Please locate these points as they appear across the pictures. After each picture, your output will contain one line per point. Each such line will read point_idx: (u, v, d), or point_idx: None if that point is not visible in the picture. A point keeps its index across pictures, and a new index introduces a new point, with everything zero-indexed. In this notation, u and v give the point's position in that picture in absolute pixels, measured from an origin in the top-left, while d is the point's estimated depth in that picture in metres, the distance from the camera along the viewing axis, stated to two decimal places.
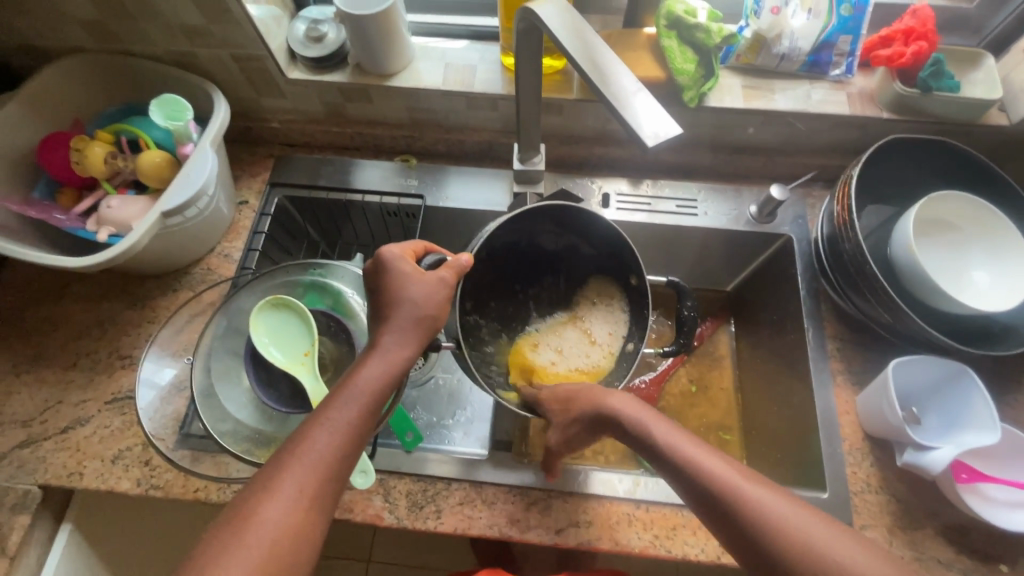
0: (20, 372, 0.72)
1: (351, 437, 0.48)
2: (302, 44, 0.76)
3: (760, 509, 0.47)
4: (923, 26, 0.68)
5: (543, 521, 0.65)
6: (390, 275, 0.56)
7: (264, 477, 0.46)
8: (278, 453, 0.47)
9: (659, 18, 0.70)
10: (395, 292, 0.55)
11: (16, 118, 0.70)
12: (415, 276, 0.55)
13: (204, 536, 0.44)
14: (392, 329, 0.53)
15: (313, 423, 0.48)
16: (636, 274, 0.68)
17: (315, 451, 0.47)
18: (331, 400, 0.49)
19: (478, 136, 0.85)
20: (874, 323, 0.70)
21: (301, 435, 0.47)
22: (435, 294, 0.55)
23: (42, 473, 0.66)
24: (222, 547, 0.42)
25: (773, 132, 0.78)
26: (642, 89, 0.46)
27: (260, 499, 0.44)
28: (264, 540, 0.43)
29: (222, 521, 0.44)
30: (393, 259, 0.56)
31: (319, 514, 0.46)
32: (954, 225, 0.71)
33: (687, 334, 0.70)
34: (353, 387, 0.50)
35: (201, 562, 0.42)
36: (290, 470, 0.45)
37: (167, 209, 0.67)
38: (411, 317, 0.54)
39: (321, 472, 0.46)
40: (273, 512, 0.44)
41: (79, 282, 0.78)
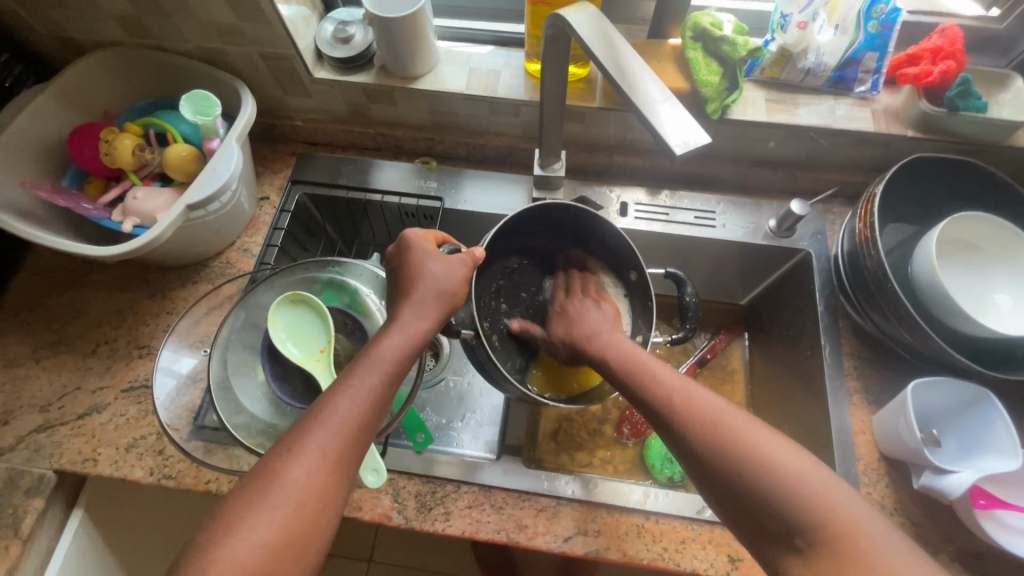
0: (40, 357, 0.73)
1: (373, 404, 0.48)
2: (330, 45, 0.77)
3: (691, 405, 0.51)
4: (952, 45, 0.67)
5: (551, 528, 0.65)
6: (413, 253, 0.58)
7: (288, 440, 0.46)
8: (301, 418, 0.47)
9: (685, 30, 0.70)
10: (415, 269, 0.56)
11: (48, 109, 0.72)
12: (436, 255, 0.58)
13: (228, 498, 0.44)
14: (411, 304, 0.54)
15: (336, 389, 0.48)
16: (636, 269, 0.71)
17: (337, 415, 0.47)
18: (353, 368, 0.50)
19: (499, 140, 0.85)
20: (894, 343, 0.69)
21: (324, 400, 0.48)
22: (453, 274, 0.57)
23: (57, 457, 0.67)
24: (247, 506, 0.43)
25: (795, 147, 0.78)
26: (672, 98, 0.46)
27: (285, 460, 0.45)
28: (289, 501, 0.43)
29: (247, 483, 0.44)
30: (416, 239, 0.58)
31: (343, 478, 0.46)
32: (976, 246, 0.70)
33: (692, 319, 0.70)
34: (376, 354, 0.50)
35: (227, 519, 0.42)
36: (313, 433, 0.46)
37: (192, 201, 0.68)
38: (431, 293, 0.55)
39: (344, 437, 0.46)
40: (297, 474, 0.44)
41: (101, 271, 0.79)
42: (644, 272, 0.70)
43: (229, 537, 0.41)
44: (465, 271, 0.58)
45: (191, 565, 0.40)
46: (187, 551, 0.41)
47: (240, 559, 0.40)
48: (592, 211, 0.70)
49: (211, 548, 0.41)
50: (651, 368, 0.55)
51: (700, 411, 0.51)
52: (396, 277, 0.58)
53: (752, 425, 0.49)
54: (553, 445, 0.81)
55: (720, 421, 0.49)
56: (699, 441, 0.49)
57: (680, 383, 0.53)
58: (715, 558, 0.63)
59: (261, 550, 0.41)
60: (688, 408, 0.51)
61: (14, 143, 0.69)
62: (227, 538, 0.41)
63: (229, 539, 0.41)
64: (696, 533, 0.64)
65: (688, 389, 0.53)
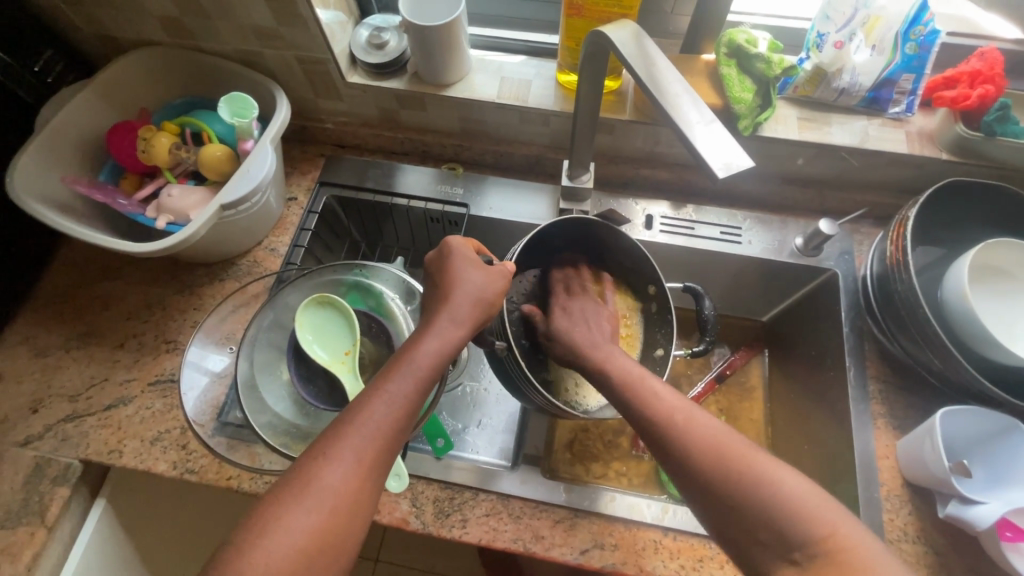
0: (70, 348, 0.75)
1: (405, 410, 0.49)
2: (364, 50, 0.78)
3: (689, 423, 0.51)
4: (991, 69, 0.66)
5: (568, 540, 0.65)
6: (453, 258, 0.58)
7: (322, 443, 0.46)
8: (335, 422, 0.48)
9: (719, 46, 0.70)
10: (452, 278, 0.57)
11: (89, 105, 0.73)
12: (477, 264, 0.58)
13: (261, 499, 0.45)
14: (446, 310, 0.55)
15: (370, 395, 0.49)
16: (654, 284, 0.71)
17: (372, 420, 0.47)
18: (387, 374, 0.50)
19: (526, 149, 0.86)
20: (922, 367, 0.68)
21: (358, 405, 0.48)
22: (492, 284, 0.57)
23: (84, 447, 0.68)
24: (283, 508, 0.43)
25: (824, 165, 0.77)
26: (715, 120, 0.46)
27: (319, 464, 0.45)
28: (324, 504, 0.44)
29: (282, 484, 0.45)
30: (458, 246, 0.59)
31: (373, 484, 0.46)
32: (1009, 274, 0.69)
33: (711, 332, 0.70)
34: (411, 362, 0.51)
35: (262, 519, 0.43)
36: (348, 438, 0.46)
37: (226, 201, 0.69)
38: (467, 302, 0.56)
39: (379, 443, 0.47)
40: (332, 478, 0.45)
41: (131, 265, 0.81)
42: (663, 287, 0.70)
43: (265, 538, 0.42)
44: (504, 283, 0.59)
45: (227, 563, 0.41)
46: (222, 549, 0.42)
47: (277, 560, 0.41)
48: (603, 225, 0.69)
49: (244, 550, 0.41)
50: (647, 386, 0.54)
51: (700, 432, 0.50)
52: (433, 280, 0.59)
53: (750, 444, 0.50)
54: (569, 455, 0.81)
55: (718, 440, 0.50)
56: (700, 464, 0.49)
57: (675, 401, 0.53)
58: None
59: (293, 554, 0.42)
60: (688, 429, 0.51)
61: (55, 137, 0.71)
62: (262, 541, 0.42)
63: (266, 541, 0.42)
64: (714, 552, 0.64)
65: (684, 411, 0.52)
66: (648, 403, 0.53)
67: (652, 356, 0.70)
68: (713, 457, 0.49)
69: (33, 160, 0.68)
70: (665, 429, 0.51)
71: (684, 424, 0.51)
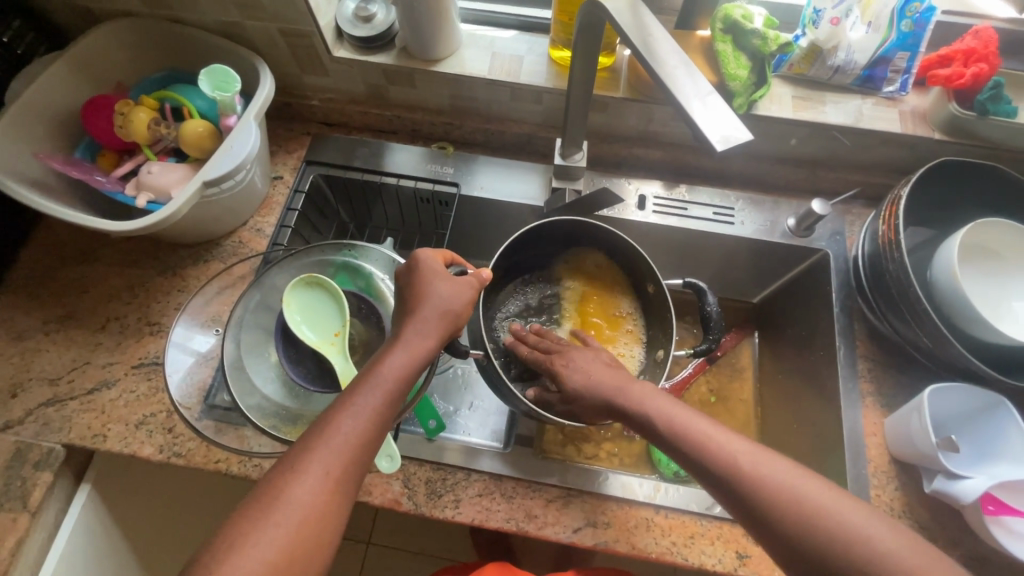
0: (49, 331, 0.72)
1: (375, 421, 0.49)
2: (351, 23, 0.76)
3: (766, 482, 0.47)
4: (986, 48, 0.66)
5: (561, 518, 0.65)
6: (421, 273, 0.57)
7: (291, 458, 0.46)
8: (303, 437, 0.47)
9: (714, 21, 0.68)
10: (422, 288, 0.56)
11: (61, 78, 0.70)
12: (442, 277, 0.57)
13: (230, 516, 0.44)
14: (414, 323, 0.54)
15: (338, 407, 0.48)
16: (653, 283, 0.71)
17: (341, 432, 0.47)
18: (357, 387, 0.50)
19: (518, 128, 0.84)
20: (912, 347, 0.69)
21: (326, 418, 0.48)
22: (460, 296, 0.57)
23: (67, 432, 0.67)
24: (250, 526, 0.43)
25: (818, 145, 0.77)
26: (712, 92, 0.45)
27: (287, 479, 0.45)
28: (292, 518, 0.43)
29: (249, 500, 0.44)
30: (426, 259, 0.58)
31: (345, 496, 0.46)
32: (997, 254, 0.70)
33: (715, 331, 0.70)
34: (377, 375, 0.51)
35: (228, 539, 0.42)
36: (317, 451, 0.46)
37: (208, 178, 0.66)
38: (436, 313, 0.55)
39: (349, 453, 0.47)
40: (301, 493, 0.44)
41: (111, 246, 0.78)
42: (661, 284, 0.69)
43: (231, 555, 0.41)
44: (473, 292, 0.58)
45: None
46: (192, 567, 0.42)
47: None
48: (601, 228, 0.71)
49: (213, 565, 0.41)
50: (714, 436, 0.50)
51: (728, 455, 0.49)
52: (403, 292, 0.58)
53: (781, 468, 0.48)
54: (561, 436, 0.79)
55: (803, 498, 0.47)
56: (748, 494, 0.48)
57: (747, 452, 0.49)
58: (724, 554, 0.63)
59: (263, 569, 0.41)
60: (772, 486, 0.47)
61: (28, 112, 0.68)
62: (230, 559, 0.41)
63: (235, 560, 0.41)
64: (705, 529, 0.65)
65: (764, 467, 0.48)
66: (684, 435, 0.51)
67: (653, 358, 0.70)
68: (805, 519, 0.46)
69: (4, 135, 0.65)
70: (740, 488, 0.48)
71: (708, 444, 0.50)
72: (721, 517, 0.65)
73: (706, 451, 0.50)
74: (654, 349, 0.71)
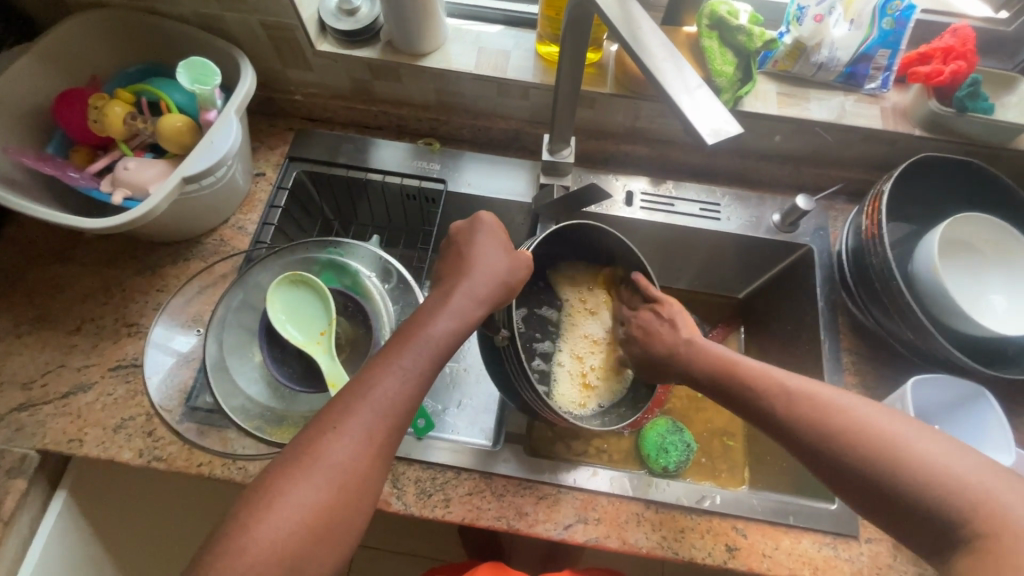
0: (21, 334, 0.70)
1: (418, 386, 0.49)
2: (334, 17, 0.74)
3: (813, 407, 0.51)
4: (963, 46, 0.67)
5: (552, 515, 0.65)
6: (485, 235, 0.58)
7: (333, 417, 0.46)
8: (344, 395, 0.47)
9: (701, 17, 0.68)
10: (472, 257, 0.56)
11: (31, 71, 0.68)
12: (505, 248, 0.58)
13: (271, 469, 0.45)
14: (468, 284, 0.54)
15: (383, 371, 0.48)
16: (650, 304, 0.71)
17: (385, 395, 0.47)
18: (401, 351, 0.50)
19: (505, 124, 0.83)
20: (894, 339, 0.70)
21: (370, 379, 0.48)
22: (517, 269, 0.57)
23: (41, 437, 0.64)
24: (291, 481, 0.43)
25: (802, 141, 0.78)
26: (700, 86, 0.45)
27: (329, 438, 0.45)
28: (332, 479, 0.44)
29: (290, 457, 0.45)
30: (490, 223, 0.59)
31: (382, 462, 0.46)
32: (976, 248, 0.71)
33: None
34: (425, 340, 0.50)
35: (268, 495, 0.43)
36: (358, 414, 0.46)
37: (188, 174, 0.65)
38: (490, 280, 0.55)
39: (390, 419, 0.47)
40: (341, 454, 0.44)
41: (86, 245, 0.76)
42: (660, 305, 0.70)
43: (270, 512, 0.42)
44: (526, 272, 0.58)
45: (233, 536, 0.41)
46: (224, 527, 0.42)
47: (282, 532, 0.41)
48: (607, 232, 0.68)
49: (252, 522, 0.41)
50: (754, 370, 0.56)
51: (801, 404, 0.51)
52: (457, 252, 0.58)
53: (864, 407, 0.49)
54: (550, 433, 0.79)
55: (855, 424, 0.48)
56: (817, 440, 0.49)
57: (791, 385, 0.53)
58: (713, 547, 0.64)
59: (300, 528, 0.42)
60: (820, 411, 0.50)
61: None
62: (268, 515, 0.42)
63: (272, 516, 0.42)
64: (695, 523, 0.65)
65: (813, 394, 0.51)
66: (752, 387, 0.55)
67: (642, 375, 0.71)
68: (853, 443, 0.48)
69: None
70: (787, 421, 0.51)
71: (781, 394, 0.53)
72: (710, 511, 0.65)
73: (748, 386, 0.55)
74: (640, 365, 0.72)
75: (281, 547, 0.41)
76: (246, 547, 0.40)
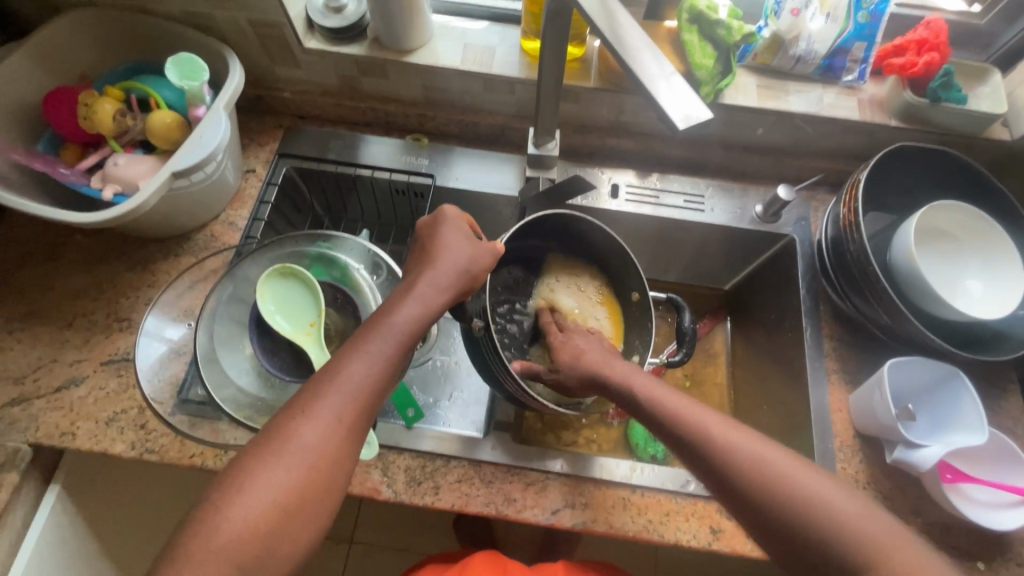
0: (13, 330, 0.70)
1: (388, 369, 0.50)
2: (322, 14, 0.75)
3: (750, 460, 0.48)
4: (937, 37, 0.69)
5: (539, 501, 0.66)
6: (447, 226, 0.58)
7: (302, 401, 0.47)
8: (313, 381, 0.48)
9: (681, 12, 0.69)
10: (438, 247, 0.57)
11: (21, 69, 0.68)
12: (469, 238, 0.59)
13: (241, 454, 0.45)
14: (430, 275, 0.55)
15: (350, 354, 0.49)
16: (638, 291, 0.73)
17: (353, 380, 0.48)
18: (367, 335, 0.51)
19: (493, 119, 0.85)
20: (873, 325, 0.72)
21: (338, 364, 0.49)
22: (479, 258, 0.58)
23: (33, 431, 0.65)
24: (261, 465, 0.44)
25: (783, 133, 0.80)
26: (675, 73, 0.46)
27: (297, 422, 0.46)
28: (303, 460, 0.45)
29: (259, 441, 0.45)
30: (452, 216, 0.59)
31: (352, 443, 0.47)
32: (952, 235, 0.73)
33: (689, 343, 0.72)
34: (390, 325, 0.51)
35: (237, 479, 0.44)
36: (327, 397, 0.47)
37: (177, 169, 0.65)
38: (452, 269, 0.56)
39: (357, 402, 0.48)
40: (310, 436, 0.45)
41: (77, 242, 0.77)
42: (646, 292, 0.71)
43: (241, 494, 0.43)
44: (490, 260, 0.59)
45: (204, 519, 0.42)
46: (196, 509, 0.43)
47: (251, 515, 0.42)
48: (587, 222, 0.71)
49: (224, 505, 0.42)
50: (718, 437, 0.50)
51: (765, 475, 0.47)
52: (422, 245, 0.59)
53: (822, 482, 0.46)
54: (540, 424, 0.80)
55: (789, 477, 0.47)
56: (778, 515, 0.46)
57: (727, 431, 0.50)
58: (698, 530, 0.65)
59: (272, 509, 0.43)
60: (756, 465, 0.48)
61: None
62: (239, 498, 0.43)
63: (240, 499, 0.42)
64: (680, 506, 0.66)
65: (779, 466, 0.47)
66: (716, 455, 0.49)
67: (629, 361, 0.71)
68: (786, 498, 0.46)
69: None
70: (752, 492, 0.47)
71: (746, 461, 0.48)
72: (695, 494, 0.66)
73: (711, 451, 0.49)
74: (630, 353, 0.72)
75: (251, 528, 0.42)
76: (215, 530, 0.41)
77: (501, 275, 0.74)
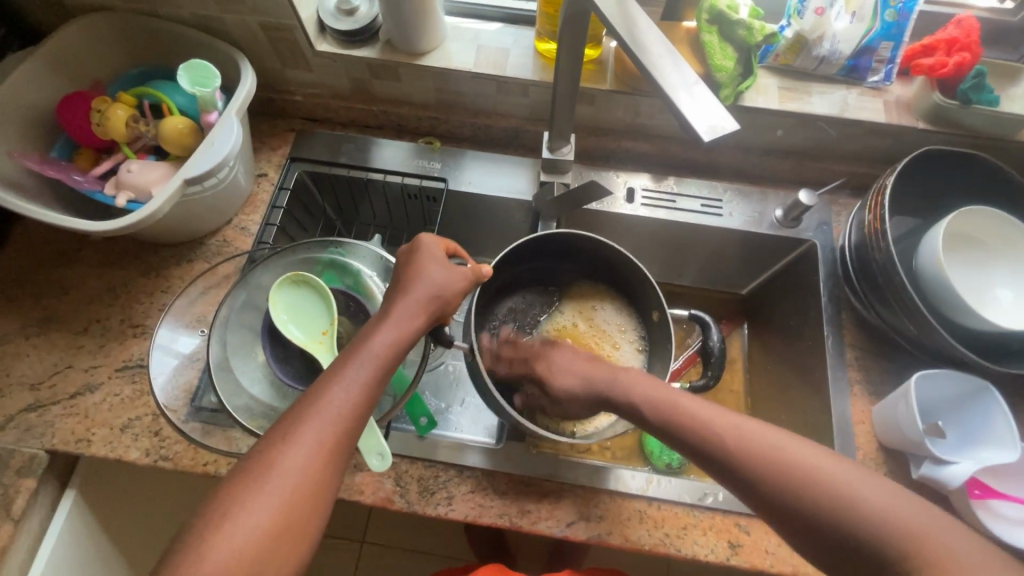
0: (29, 336, 0.70)
1: (367, 393, 0.49)
2: (333, 17, 0.74)
3: (831, 490, 0.45)
4: (968, 36, 0.66)
5: (553, 512, 0.65)
6: (424, 255, 0.58)
7: (283, 428, 0.46)
8: (293, 408, 0.48)
9: (700, 12, 0.68)
10: (417, 272, 0.56)
11: (35, 76, 0.68)
12: (442, 262, 0.58)
13: (222, 482, 0.45)
14: (405, 302, 0.54)
15: (328, 381, 0.49)
16: (658, 311, 0.70)
17: (333, 405, 0.47)
18: (347, 360, 0.50)
19: (506, 122, 0.83)
20: (898, 335, 0.70)
21: (319, 390, 0.48)
22: (454, 281, 0.57)
23: (49, 438, 0.65)
24: (245, 492, 0.43)
25: (804, 136, 0.78)
26: (698, 82, 0.44)
27: (279, 448, 0.45)
28: (286, 485, 0.44)
29: (242, 470, 0.45)
30: (429, 244, 0.59)
31: (335, 468, 0.46)
32: (981, 241, 0.70)
33: (715, 366, 0.70)
34: (368, 349, 0.51)
35: (221, 507, 0.43)
36: (308, 421, 0.46)
37: (190, 175, 0.65)
38: (427, 294, 0.55)
39: (339, 426, 0.47)
40: (292, 462, 0.45)
41: (91, 248, 0.77)
42: (666, 311, 0.68)
43: (224, 523, 0.42)
44: (465, 285, 0.58)
45: (187, 550, 0.41)
46: (180, 538, 0.42)
47: (235, 544, 0.41)
48: (586, 238, 0.70)
49: (207, 534, 0.42)
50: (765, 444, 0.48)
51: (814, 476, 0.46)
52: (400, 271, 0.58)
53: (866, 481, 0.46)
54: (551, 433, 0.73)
55: (860, 498, 0.45)
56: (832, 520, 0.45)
57: (760, 434, 0.49)
58: (716, 544, 0.64)
59: (257, 537, 0.42)
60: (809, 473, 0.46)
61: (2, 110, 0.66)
62: (223, 527, 0.42)
63: (224, 527, 0.42)
64: (698, 520, 0.65)
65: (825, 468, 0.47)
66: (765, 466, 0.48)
67: None
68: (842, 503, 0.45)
69: None
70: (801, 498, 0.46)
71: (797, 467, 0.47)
72: (713, 507, 0.65)
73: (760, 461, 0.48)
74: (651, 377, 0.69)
75: (237, 556, 0.41)
76: (199, 559, 0.40)
77: (521, 296, 0.77)
